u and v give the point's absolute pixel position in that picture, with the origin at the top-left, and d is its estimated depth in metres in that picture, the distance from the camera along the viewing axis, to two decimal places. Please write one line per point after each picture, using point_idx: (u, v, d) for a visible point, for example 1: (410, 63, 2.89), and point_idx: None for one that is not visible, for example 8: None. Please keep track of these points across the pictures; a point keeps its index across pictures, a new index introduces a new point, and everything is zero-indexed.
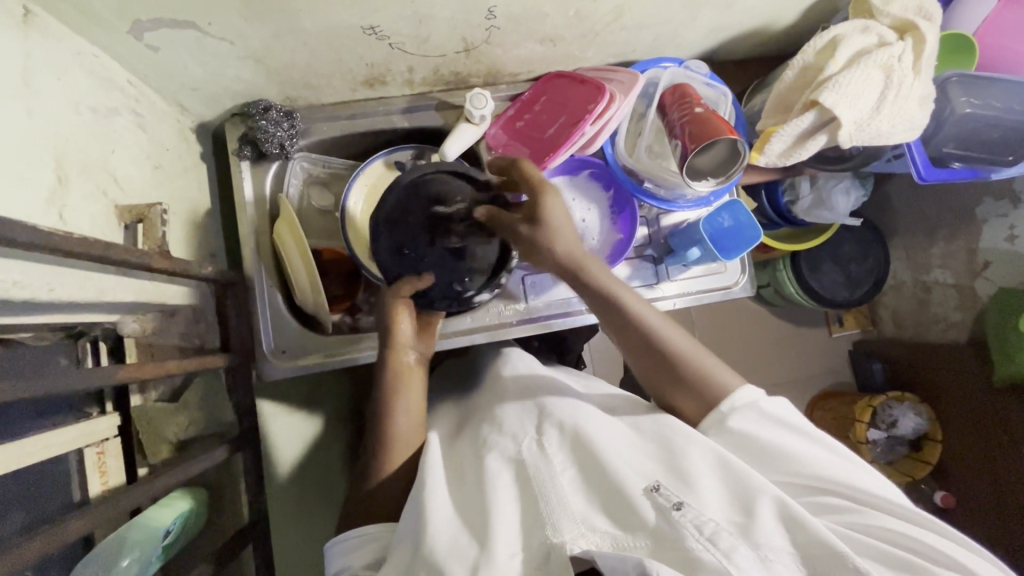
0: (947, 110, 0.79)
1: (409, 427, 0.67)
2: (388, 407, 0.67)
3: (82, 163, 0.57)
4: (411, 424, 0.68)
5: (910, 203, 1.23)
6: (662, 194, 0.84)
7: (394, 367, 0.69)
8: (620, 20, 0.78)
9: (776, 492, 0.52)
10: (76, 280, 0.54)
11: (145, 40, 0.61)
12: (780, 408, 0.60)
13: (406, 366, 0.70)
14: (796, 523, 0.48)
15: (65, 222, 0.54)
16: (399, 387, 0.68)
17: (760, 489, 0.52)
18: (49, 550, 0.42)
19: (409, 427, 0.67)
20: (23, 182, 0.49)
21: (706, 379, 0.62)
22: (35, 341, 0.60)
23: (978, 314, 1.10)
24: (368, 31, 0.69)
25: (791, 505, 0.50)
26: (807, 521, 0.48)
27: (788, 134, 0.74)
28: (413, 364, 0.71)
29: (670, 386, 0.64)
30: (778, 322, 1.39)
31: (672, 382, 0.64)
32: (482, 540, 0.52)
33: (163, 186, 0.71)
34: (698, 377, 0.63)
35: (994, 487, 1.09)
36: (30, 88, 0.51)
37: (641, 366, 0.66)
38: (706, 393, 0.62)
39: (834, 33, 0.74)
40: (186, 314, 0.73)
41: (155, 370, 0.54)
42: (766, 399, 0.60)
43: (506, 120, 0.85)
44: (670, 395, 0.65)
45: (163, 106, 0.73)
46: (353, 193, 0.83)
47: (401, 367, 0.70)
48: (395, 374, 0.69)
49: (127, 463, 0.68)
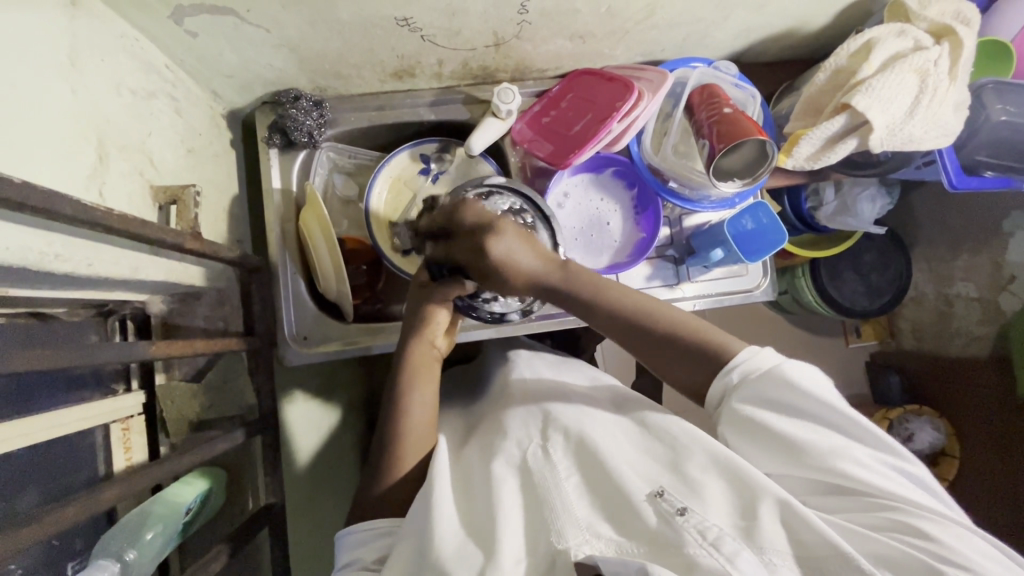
0: (981, 118, 0.78)
1: (420, 427, 0.67)
2: (399, 399, 0.68)
3: (120, 143, 0.58)
4: (424, 419, 0.68)
5: (935, 213, 1.21)
6: (686, 194, 0.83)
7: (417, 360, 0.70)
8: (651, 19, 0.78)
9: (778, 491, 0.51)
10: (112, 256, 0.55)
11: (185, 26, 0.63)
12: (803, 372, 0.56)
13: (430, 356, 0.72)
14: (804, 525, 0.48)
15: (103, 199, 0.56)
16: (416, 377, 0.69)
17: (763, 487, 0.51)
18: (81, 516, 0.43)
19: (424, 421, 0.68)
20: (67, 158, 0.51)
21: (711, 343, 0.62)
22: (68, 316, 0.60)
23: (1002, 328, 1.08)
24: (402, 23, 0.69)
25: (789, 503, 0.49)
26: (811, 521, 0.48)
27: (818, 137, 0.74)
28: (434, 361, 0.72)
29: (670, 356, 0.64)
30: (795, 329, 1.38)
31: (674, 351, 0.64)
32: (487, 551, 0.51)
33: (194, 170, 0.72)
34: (699, 345, 0.63)
35: (1013, 506, 1.07)
36: (76, 67, 0.53)
37: (646, 345, 0.65)
38: (709, 358, 0.62)
39: (869, 35, 0.74)
40: (211, 297, 0.74)
41: (183, 348, 0.54)
42: (790, 363, 0.56)
43: (531, 115, 0.85)
44: (673, 371, 0.64)
45: (198, 91, 0.74)
46: (377, 183, 0.85)
47: (425, 362, 0.71)
48: (415, 364, 0.70)
49: (150, 440, 0.69)
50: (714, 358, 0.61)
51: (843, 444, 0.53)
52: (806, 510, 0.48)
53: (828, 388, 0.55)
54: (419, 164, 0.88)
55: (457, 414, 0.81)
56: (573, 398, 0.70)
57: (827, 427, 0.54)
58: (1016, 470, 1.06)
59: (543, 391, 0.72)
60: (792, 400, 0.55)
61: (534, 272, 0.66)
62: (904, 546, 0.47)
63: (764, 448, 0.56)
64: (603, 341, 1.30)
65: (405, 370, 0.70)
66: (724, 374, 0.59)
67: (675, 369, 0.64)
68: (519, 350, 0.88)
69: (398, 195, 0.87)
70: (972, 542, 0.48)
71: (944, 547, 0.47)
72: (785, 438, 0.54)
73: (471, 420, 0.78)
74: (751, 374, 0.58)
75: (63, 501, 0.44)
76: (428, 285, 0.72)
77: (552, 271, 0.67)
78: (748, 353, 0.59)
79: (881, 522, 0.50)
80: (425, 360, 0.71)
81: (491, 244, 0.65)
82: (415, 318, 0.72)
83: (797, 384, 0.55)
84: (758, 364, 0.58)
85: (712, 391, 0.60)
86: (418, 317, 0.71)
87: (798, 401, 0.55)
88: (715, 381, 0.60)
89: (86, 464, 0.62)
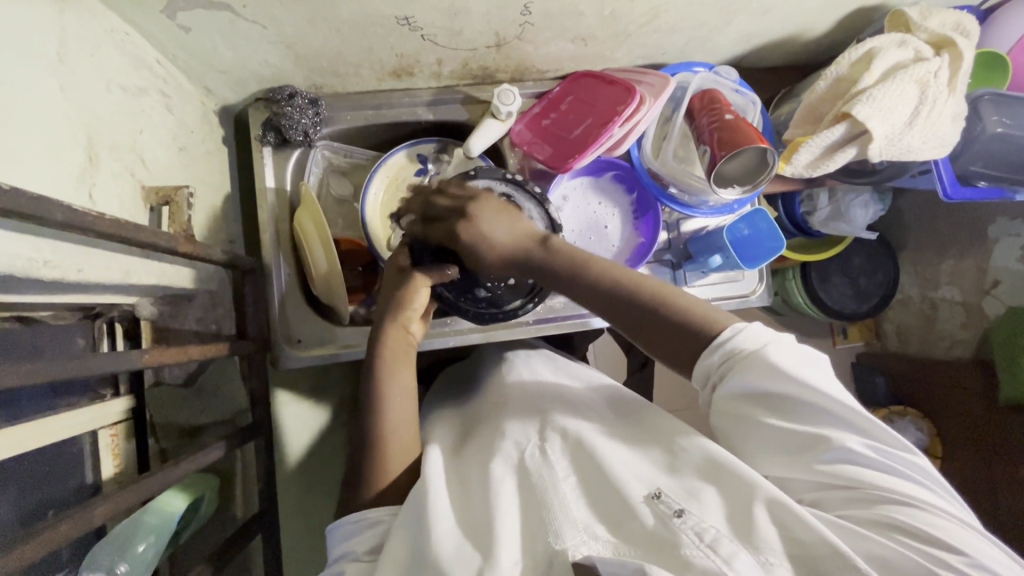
0: (978, 129, 0.78)
1: (399, 423, 0.65)
2: (377, 390, 0.66)
3: (112, 142, 0.56)
4: (405, 428, 0.66)
5: (923, 217, 1.23)
6: (686, 200, 0.83)
7: (394, 345, 0.68)
8: (654, 22, 0.77)
9: (772, 489, 0.51)
10: (102, 260, 0.54)
11: (178, 20, 0.61)
12: (788, 355, 0.54)
13: (404, 341, 0.70)
14: (798, 522, 0.47)
15: (93, 201, 0.54)
16: (393, 365, 0.67)
17: (756, 485, 0.51)
18: (73, 534, 0.41)
19: (403, 435, 0.65)
20: (56, 159, 0.49)
21: (697, 317, 0.59)
22: (55, 320, 0.57)
23: (984, 332, 1.11)
24: (402, 21, 0.68)
25: (778, 499, 0.49)
26: (806, 518, 0.47)
27: (817, 145, 0.74)
28: (407, 351, 0.69)
29: (656, 329, 0.61)
30: (784, 331, 1.39)
31: (660, 323, 0.60)
32: (486, 551, 0.50)
33: (186, 169, 0.70)
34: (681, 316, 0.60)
35: (989, 506, 1.10)
36: (64, 64, 0.50)
37: (633, 314, 0.62)
38: (697, 333, 0.59)
39: (870, 45, 0.74)
40: (203, 300, 0.73)
41: (176, 356, 0.53)
42: (776, 346, 0.55)
43: (530, 117, 0.84)
44: (658, 344, 0.61)
45: (189, 87, 0.72)
46: (374, 183, 0.83)
47: (399, 348, 0.69)
48: (391, 351, 0.68)
49: (139, 445, 0.67)
50: (702, 333, 0.58)
51: (839, 436, 0.52)
52: (801, 510, 0.48)
53: (822, 375, 0.54)
54: (417, 164, 0.86)
55: (450, 414, 0.80)
56: (570, 401, 0.69)
57: (821, 418, 0.53)
58: (993, 471, 1.09)
59: (538, 394, 0.71)
60: (781, 387, 0.53)
61: (512, 250, 0.66)
62: (904, 548, 0.47)
63: (757, 442, 0.55)
64: (594, 341, 1.30)
65: (384, 359, 0.68)
66: (708, 353, 0.57)
67: (658, 342, 0.61)
68: (516, 350, 0.87)
69: (395, 196, 0.86)
70: (972, 540, 0.47)
71: (944, 550, 0.46)
72: (776, 430, 0.54)
73: (465, 419, 0.77)
74: (737, 355, 0.55)
75: (52, 520, 0.42)
76: (408, 270, 0.70)
77: (531, 247, 0.66)
78: (734, 331, 0.57)
79: (883, 521, 0.49)
80: (399, 346, 0.69)
81: (466, 229, 0.66)
82: (393, 301, 0.69)
83: (783, 368, 0.53)
84: (743, 344, 0.56)
85: (697, 369, 0.58)
86: (396, 301, 0.69)
87: (785, 387, 0.53)
88: (700, 360, 0.58)
89: (74, 471, 0.60)
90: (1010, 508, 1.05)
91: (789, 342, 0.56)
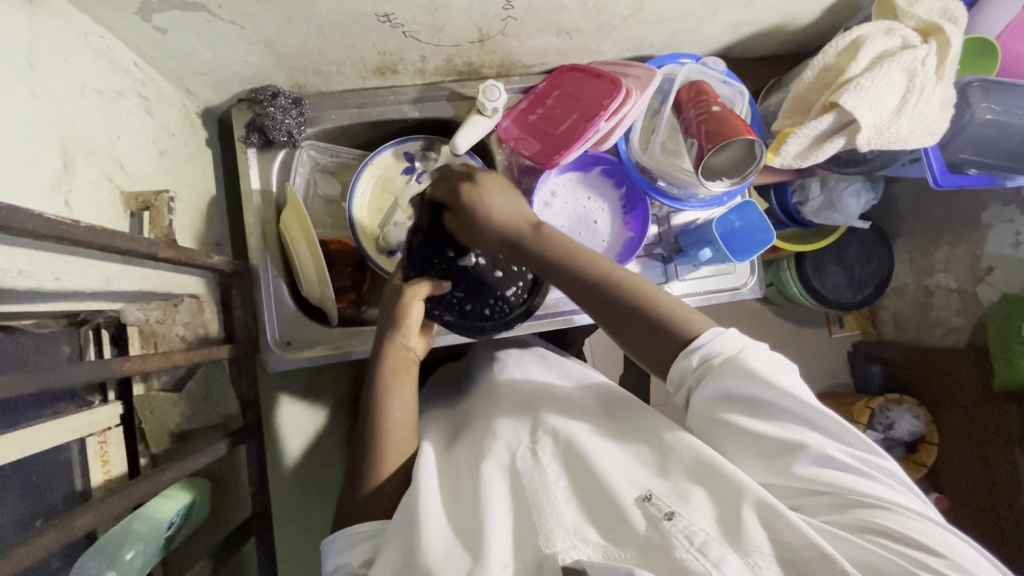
0: (967, 116, 0.78)
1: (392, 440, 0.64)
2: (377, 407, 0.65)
3: (88, 147, 0.56)
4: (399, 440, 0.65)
5: (916, 204, 1.22)
6: (674, 193, 0.82)
7: (390, 361, 0.67)
8: (639, 15, 0.76)
9: (759, 492, 0.50)
10: (80, 267, 0.53)
11: (154, 22, 0.60)
12: (765, 360, 0.54)
13: (405, 359, 0.68)
14: (786, 526, 0.47)
15: (70, 208, 0.53)
16: (393, 381, 0.66)
17: (742, 488, 0.50)
18: (57, 545, 0.41)
19: (395, 453, 0.64)
20: (30, 166, 0.48)
21: (677, 319, 0.59)
22: (35, 328, 0.59)
23: (979, 318, 1.10)
24: (382, 18, 0.67)
25: (766, 501, 0.49)
26: (796, 523, 0.47)
27: (805, 136, 0.73)
28: (407, 365, 0.68)
29: (634, 331, 0.60)
30: (780, 321, 1.38)
31: (637, 325, 0.60)
32: (475, 553, 0.50)
33: (169, 172, 0.69)
34: (660, 319, 0.59)
35: (987, 492, 1.10)
36: (35, 69, 0.50)
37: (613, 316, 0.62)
38: (674, 334, 0.58)
39: (856, 33, 0.73)
40: (190, 304, 0.70)
41: (163, 361, 0.52)
42: (752, 350, 0.55)
43: (518, 113, 0.83)
44: (638, 347, 0.60)
45: (170, 90, 0.71)
46: (361, 183, 0.83)
47: (400, 364, 0.67)
48: (391, 367, 0.66)
49: (129, 452, 0.67)
50: (680, 334, 0.58)
51: (818, 442, 0.52)
52: (788, 512, 0.48)
53: (800, 383, 0.54)
54: (403, 163, 0.86)
55: (444, 413, 0.80)
56: (561, 400, 0.68)
57: (799, 423, 0.53)
58: (988, 459, 1.08)
59: (527, 394, 0.70)
60: (760, 392, 0.53)
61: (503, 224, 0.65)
62: (888, 554, 0.46)
63: (738, 444, 0.55)
64: (590, 335, 1.30)
65: (382, 375, 0.66)
66: (685, 355, 0.57)
67: (638, 344, 0.60)
68: (508, 348, 0.86)
69: (381, 196, 0.85)
70: (951, 543, 0.48)
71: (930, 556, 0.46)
72: (756, 437, 0.53)
73: (457, 418, 0.77)
74: (713, 359, 0.55)
75: (33, 532, 0.41)
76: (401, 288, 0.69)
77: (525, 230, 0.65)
78: (711, 335, 0.57)
79: (867, 526, 0.49)
80: (400, 362, 0.67)
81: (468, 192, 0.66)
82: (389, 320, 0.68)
83: (758, 374, 0.53)
84: (719, 349, 0.56)
85: (672, 371, 0.58)
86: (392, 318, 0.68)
87: (763, 392, 0.53)
88: (677, 362, 0.57)
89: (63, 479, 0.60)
90: (1008, 494, 1.05)
91: (766, 350, 0.56)
